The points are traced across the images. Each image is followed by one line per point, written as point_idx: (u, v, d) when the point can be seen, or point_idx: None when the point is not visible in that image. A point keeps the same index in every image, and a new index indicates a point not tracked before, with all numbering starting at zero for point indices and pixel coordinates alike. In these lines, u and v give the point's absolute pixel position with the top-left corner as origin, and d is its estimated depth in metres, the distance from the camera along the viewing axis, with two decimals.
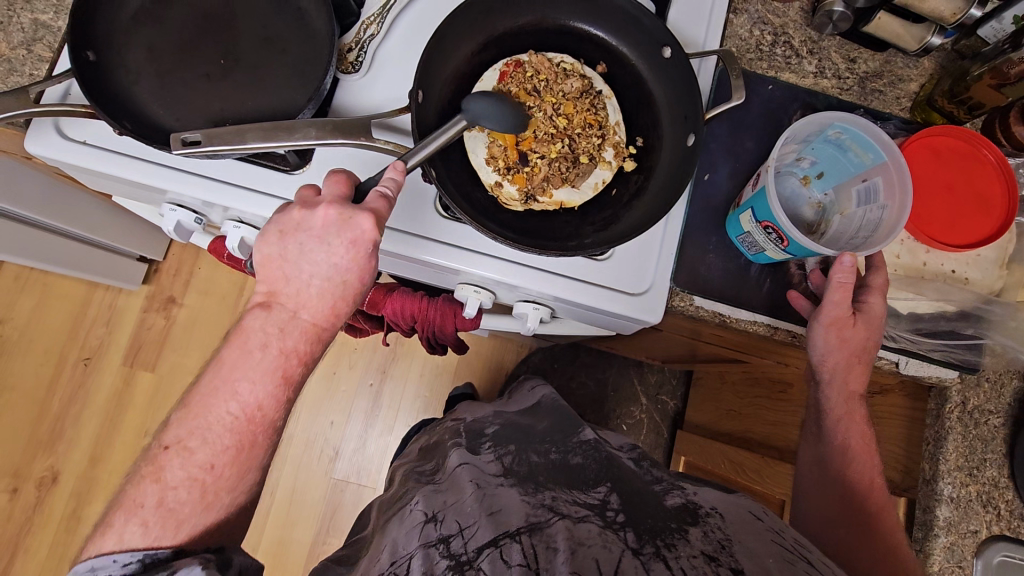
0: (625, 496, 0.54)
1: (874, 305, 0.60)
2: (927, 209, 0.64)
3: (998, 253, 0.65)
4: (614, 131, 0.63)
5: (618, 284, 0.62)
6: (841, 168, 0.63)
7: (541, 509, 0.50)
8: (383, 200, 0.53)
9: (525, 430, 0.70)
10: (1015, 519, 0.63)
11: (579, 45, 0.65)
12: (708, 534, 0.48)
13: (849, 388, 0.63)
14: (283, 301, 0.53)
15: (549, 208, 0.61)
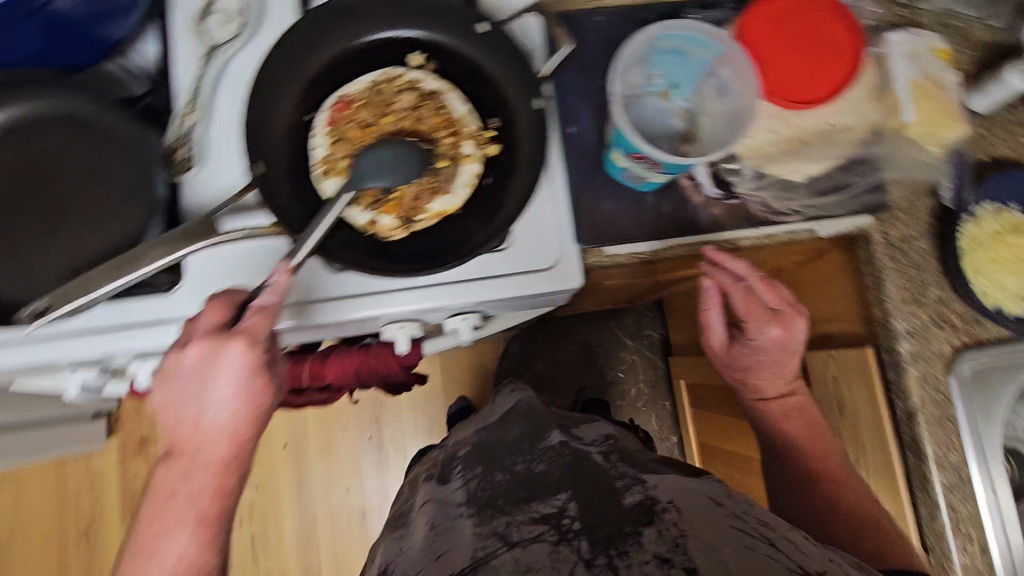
0: (582, 501, 0.54)
1: (761, 329, 0.67)
2: (788, 74, 0.62)
3: (867, 88, 0.64)
4: (464, 123, 0.61)
5: (530, 267, 0.61)
6: (689, 72, 0.62)
7: (488, 540, 0.52)
8: (262, 313, 0.49)
9: (494, 444, 0.71)
10: (972, 325, 0.65)
11: (399, 51, 0.61)
12: (662, 533, 0.50)
13: (763, 375, 0.72)
14: (183, 446, 0.49)
15: (432, 223, 0.59)
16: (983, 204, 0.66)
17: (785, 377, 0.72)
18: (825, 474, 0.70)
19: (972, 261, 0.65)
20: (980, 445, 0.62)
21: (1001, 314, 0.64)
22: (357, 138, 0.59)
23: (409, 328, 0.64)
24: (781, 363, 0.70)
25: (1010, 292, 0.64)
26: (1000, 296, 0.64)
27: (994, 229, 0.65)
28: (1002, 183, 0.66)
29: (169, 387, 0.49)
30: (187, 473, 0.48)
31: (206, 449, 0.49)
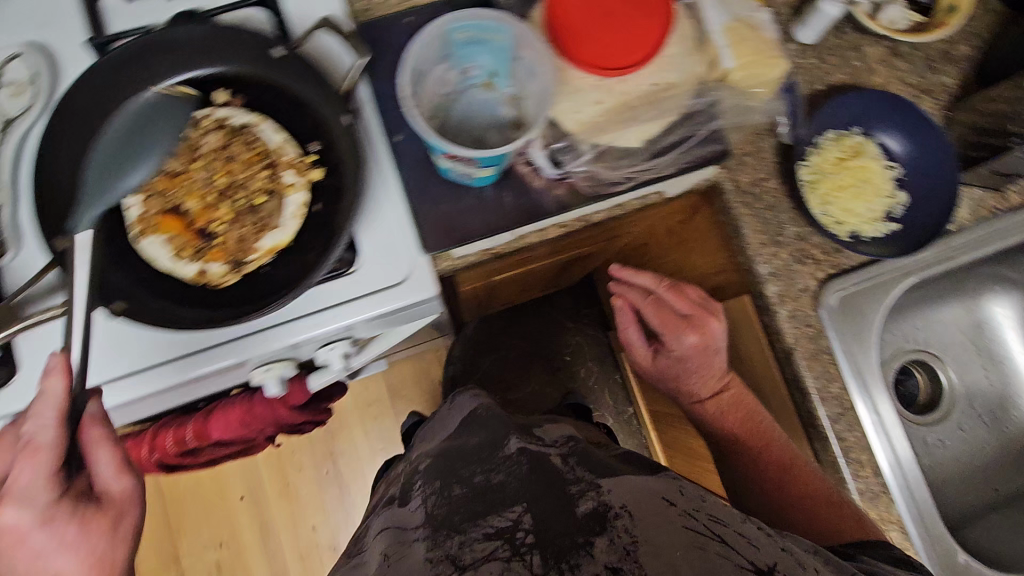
0: (537, 512, 0.50)
1: (679, 337, 0.66)
2: (601, 40, 0.60)
3: (687, 40, 0.62)
4: (282, 152, 0.58)
5: (382, 284, 0.61)
6: (501, 59, 0.60)
7: (440, 565, 0.48)
8: (27, 451, 0.44)
9: (454, 453, 0.65)
10: (833, 256, 0.66)
11: (195, 94, 0.58)
12: (614, 540, 0.47)
13: (691, 377, 0.69)
14: None
15: (265, 262, 0.57)
16: (817, 140, 0.67)
17: (714, 375, 0.68)
18: (773, 466, 0.64)
19: (819, 197, 0.66)
20: (855, 368, 0.64)
21: (858, 241, 0.65)
22: (169, 189, 0.57)
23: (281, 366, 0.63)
24: (708, 366, 0.68)
25: (862, 218, 0.65)
26: (853, 224, 0.65)
27: (831, 160, 0.66)
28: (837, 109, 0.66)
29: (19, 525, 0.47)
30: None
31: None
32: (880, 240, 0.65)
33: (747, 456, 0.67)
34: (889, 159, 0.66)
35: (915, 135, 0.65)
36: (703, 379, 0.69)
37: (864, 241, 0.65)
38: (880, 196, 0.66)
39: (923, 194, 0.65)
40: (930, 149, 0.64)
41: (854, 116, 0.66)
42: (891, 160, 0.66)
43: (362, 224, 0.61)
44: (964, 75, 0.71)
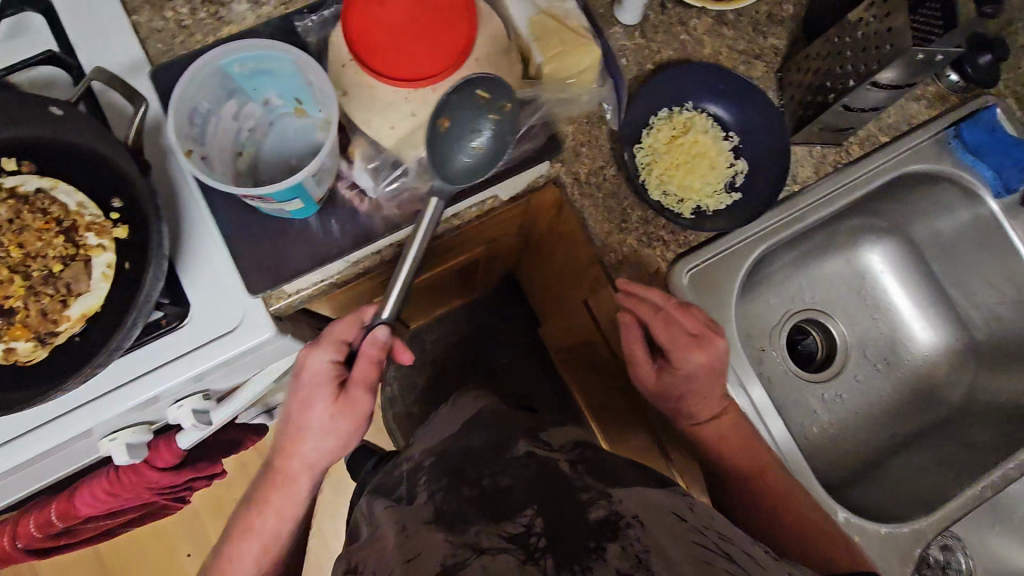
0: (548, 521, 0.45)
1: (687, 358, 0.61)
2: (405, 53, 0.57)
3: (496, 38, 0.60)
4: (82, 214, 0.55)
5: (212, 336, 0.58)
6: (296, 85, 0.55)
7: (460, 548, 0.42)
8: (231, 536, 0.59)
9: (460, 454, 0.61)
10: (678, 236, 0.65)
11: None
12: (626, 547, 0.41)
13: (699, 392, 0.63)
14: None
15: (75, 330, 0.53)
16: (652, 120, 0.68)
17: (716, 394, 0.64)
18: (757, 480, 0.64)
19: (660, 176, 0.67)
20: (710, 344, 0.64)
21: (701, 214, 0.66)
22: None
23: (125, 435, 0.61)
24: (716, 386, 0.63)
25: (704, 189, 0.67)
26: (698, 197, 0.67)
27: (667, 138, 0.68)
28: (663, 86, 0.67)
29: (302, 405, 0.59)
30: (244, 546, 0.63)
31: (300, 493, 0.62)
32: (722, 210, 0.67)
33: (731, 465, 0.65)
34: (722, 128, 0.69)
35: (739, 101, 0.67)
36: (710, 390, 0.63)
37: (708, 213, 0.66)
38: (718, 166, 0.68)
39: (755, 157, 0.67)
40: (754, 112, 0.67)
41: (681, 92, 0.68)
42: (723, 129, 0.69)
43: (187, 277, 0.59)
44: (792, 35, 0.71)
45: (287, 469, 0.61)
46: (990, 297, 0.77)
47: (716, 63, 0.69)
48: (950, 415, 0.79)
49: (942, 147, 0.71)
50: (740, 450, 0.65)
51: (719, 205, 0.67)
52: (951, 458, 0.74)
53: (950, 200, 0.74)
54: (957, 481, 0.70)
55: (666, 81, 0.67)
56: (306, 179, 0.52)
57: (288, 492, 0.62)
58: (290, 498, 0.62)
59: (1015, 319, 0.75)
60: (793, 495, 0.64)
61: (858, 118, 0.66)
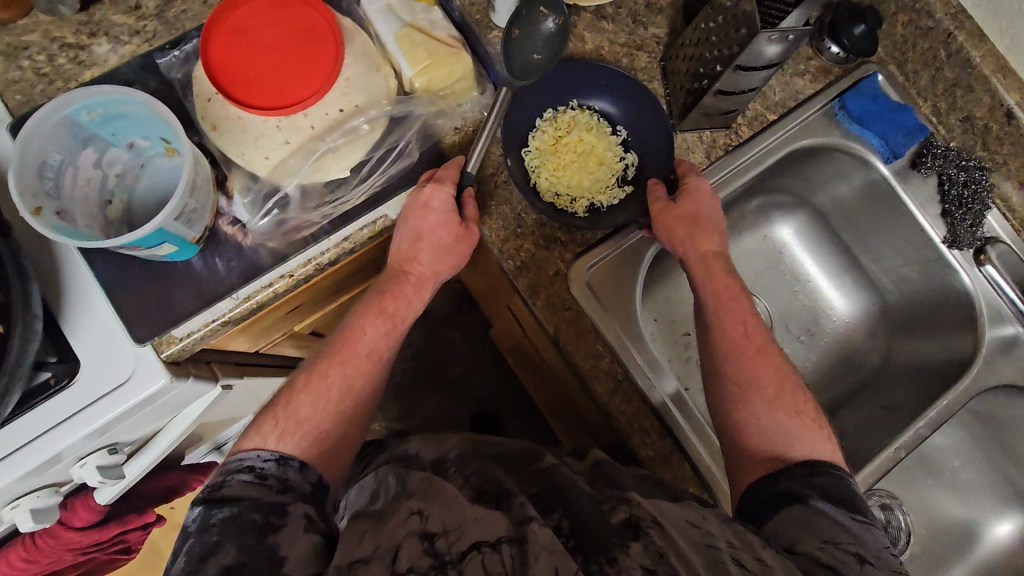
0: (571, 514, 0.48)
1: (699, 182, 0.64)
2: (271, 79, 0.55)
3: (365, 54, 0.59)
4: None
5: (103, 393, 0.56)
6: (152, 126, 0.54)
7: (519, 521, 0.46)
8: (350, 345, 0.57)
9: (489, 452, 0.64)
10: (575, 235, 0.66)
11: None
12: (648, 545, 0.43)
13: (691, 237, 0.62)
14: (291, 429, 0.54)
15: None
16: (537, 123, 0.68)
17: (717, 231, 0.64)
18: (759, 369, 0.57)
19: (554, 176, 0.66)
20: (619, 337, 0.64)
21: (597, 211, 0.67)
22: None
23: (29, 500, 0.59)
24: (707, 235, 0.63)
25: (598, 186, 0.67)
26: (591, 193, 0.67)
27: (555, 138, 0.68)
28: (540, 88, 0.67)
29: (425, 215, 0.60)
30: (333, 371, 0.57)
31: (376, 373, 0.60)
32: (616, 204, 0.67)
33: (719, 338, 0.59)
34: (609, 124, 0.69)
35: (619, 94, 0.68)
36: (697, 247, 0.63)
37: (602, 209, 0.67)
38: (610, 161, 0.68)
39: (644, 148, 0.68)
40: (636, 103, 0.67)
41: (562, 92, 0.68)
42: (611, 125, 0.69)
43: (73, 333, 0.56)
44: (672, 22, 0.71)
45: (396, 303, 0.61)
46: (894, 260, 0.78)
47: (598, 58, 0.69)
48: (871, 376, 0.80)
49: (829, 119, 0.73)
50: (737, 329, 0.59)
51: (613, 199, 0.67)
52: (873, 424, 0.75)
53: (843, 166, 0.75)
54: (876, 444, 0.71)
55: (541, 84, 0.67)
56: (162, 222, 0.50)
57: (399, 316, 0.61)
58: (382, 332, 0.60)
59: (919, 279, 0.76)
60: (796, 387, 0.57)
61: (740, 99, 0.66)
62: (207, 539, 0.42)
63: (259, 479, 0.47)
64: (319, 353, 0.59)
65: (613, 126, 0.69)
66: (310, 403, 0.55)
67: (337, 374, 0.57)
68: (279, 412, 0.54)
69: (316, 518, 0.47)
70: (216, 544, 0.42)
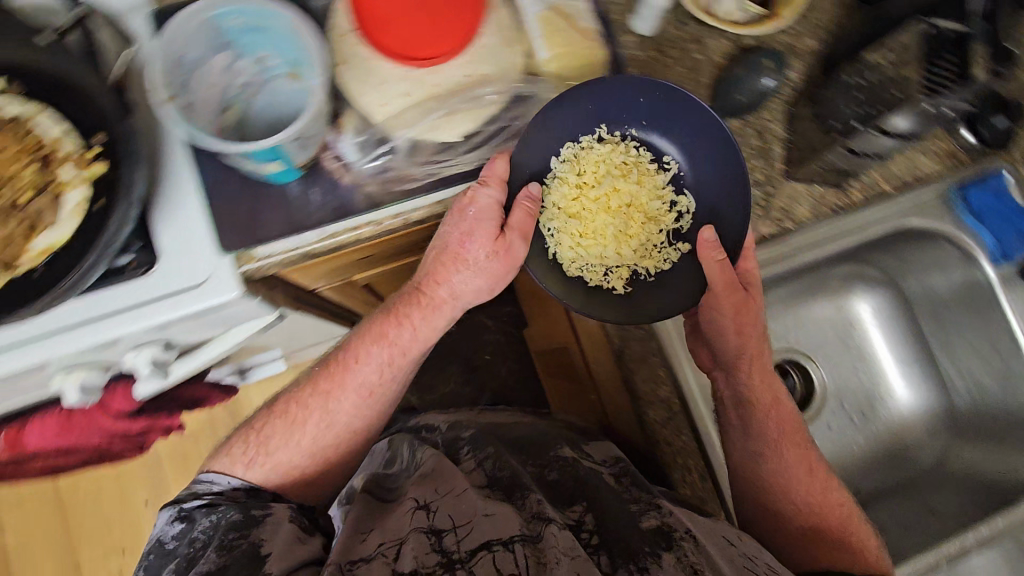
0: (597, 511, 0.64)
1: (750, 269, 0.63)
2: (407, 29, 0.56)
3: (502, 28, 0.60)
4: (58, 146, 0.55)
5: (179, 288, 0.57)
6: (290, 48, 0.55)
7: (533, 523, 0.59)
8: (333, 399, 0.67)
9: (497, 433, 0.81)
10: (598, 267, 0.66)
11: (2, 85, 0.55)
12: (680, 559, 0.55)
13: (748, 341, 0.62)
14: (275, 450, 0.67)
15: (38, 262, 0.53)
16: (555, 163, 0.64)
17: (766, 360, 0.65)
18: (832, 515, 0.61)
19: (583, 244, 0.66)
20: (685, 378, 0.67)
21: (642, 279, 0.66)
22: None
23: (80, 375, 0.60)
24: (761, 345, 0.63)
25: (641, 251, 0.66)
26: (635, 258, 0.66)
27: (579, 187, 0.65)
28: (569, 113, 0.61)
29: (462, 220, 0.59)
30: (313, 403, 0.67)
31: (350, 401, 0.67)
32: (634, 246, 0.66)
33: (785, 464, 0.62)
34: (653, 154, 0.66)
35: (675, 121, 0.62)
36: (763, 360, 0.64)
37: (647, 278, 0.66)
38: (656, 213, 0.66)
39: (695, 193, 0.65)
40: (700, 146, 0.62)
41: (601, 112, 0.63)
42: (653, 155, 0.66)
43: (160, 222, 0.58)
44: (808, 68, 0.69)
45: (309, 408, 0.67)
46: (973, 365, 0.75)
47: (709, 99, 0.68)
48: (920, 475, 0.77)
49: (946, 204, 0.71)
50: (798, 462, 0.62)
51: (662, 263, 0.66)
52: (913, 524, 0.72)
53: (946, 259, 0.73)
54: (916, 545, 0.68)
55: (591, 99, 0.61)
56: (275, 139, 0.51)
57: (402, 351, 0.66)
58: (378, 363, 0.66)
59: (996, 391, 0.73)
60: (855, 527, 0.61)
61: (860, 162, 0.66)
62: (190, 539, 0.60)
63: (218, 499, 0.65)
64: (320, 369, 0.69)
65: (657, 159, 0.66)
66: (281, 436, 0.67)
67: (317, 407, 0.67)
68: (251, 438, 0.68)
69: (304, 527, 0.65)
70: (199, 548, 0.59)
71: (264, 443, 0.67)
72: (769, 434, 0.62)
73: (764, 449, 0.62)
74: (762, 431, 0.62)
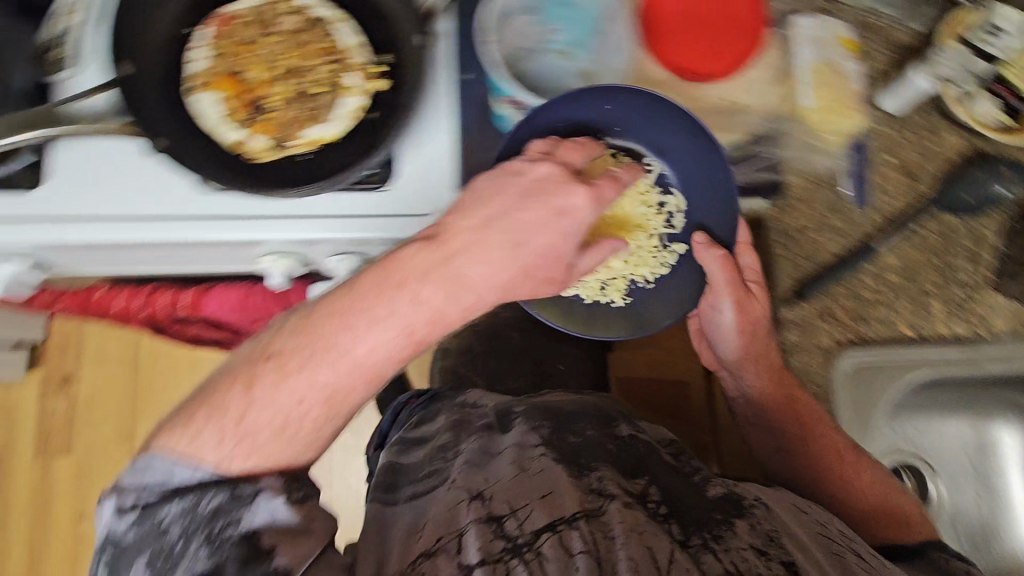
0: (663, 486, 0.54)
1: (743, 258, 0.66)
2: (688, 44, 0.61)
3: (768, 70, 0.63)
4: (350, 54, 0.58)
5: (411, 215, 0.60)
6: (585, 28, 0.60)
7: (594, 493, 0.50)
8: (275, 381, 0.46)
9: (557, 411, 0.63)
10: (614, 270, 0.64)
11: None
12: (755, 527, 0.51)
13: (750, 339, 0.68)
14: (215, 450, 0.45)
15: (304, 151, 0.57)
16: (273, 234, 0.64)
17: (771, 358, 0.69)
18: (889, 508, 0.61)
19: None
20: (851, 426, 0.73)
21: (639, 288, 0.64)
22: (234, 55, 0.57)
23: (288, 264, 0.64)
24: (757, 335, 0.68)
25: (637, 259, 0.64)
26: (632, 267, 0.64)
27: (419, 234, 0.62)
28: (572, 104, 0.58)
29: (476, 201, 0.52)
30: (232, 404, 0.46)
31: (340, 369, 0.47)
32: (638, 249, 0.63)
33: (816, 458, 0.65)
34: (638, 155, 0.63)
35: (656, 127, 0.61)
36: (764, 350, 0.68)
37: (645, 284, 0.64)
38: (643, 219, 0.64)
39: (687, 194, 0.64)
40: (681, 138, 0.60)
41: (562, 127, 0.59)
42: (633, 161, 0.63)
43: (405, 144, 0.60)
44: None
45: (299, 360, 0.47)
46: None
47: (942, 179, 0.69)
48: None
49: None
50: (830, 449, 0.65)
51: (661, 267, 0.65)
52: None
53: None
54: None
55: (554, 114, 0.58)
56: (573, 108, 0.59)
57: (418, 329, 0.49)
58: (322, 364, 0.47)
59: None
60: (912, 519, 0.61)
61: None
62: (152, 533, 0.44)
63: (157, 494, 0.45)
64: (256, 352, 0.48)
65: (637, 164, 0.63)
66: (212, 439, 0.45)
67: (239, 400, 0.46)
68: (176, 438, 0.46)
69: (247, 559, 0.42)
70: (176, 551, 0.43)
71: (189, 444, 0.46)
72: (782, 424, 0.68)
73: (782, 435, 0.67)
74: (779, 425, 0.68)
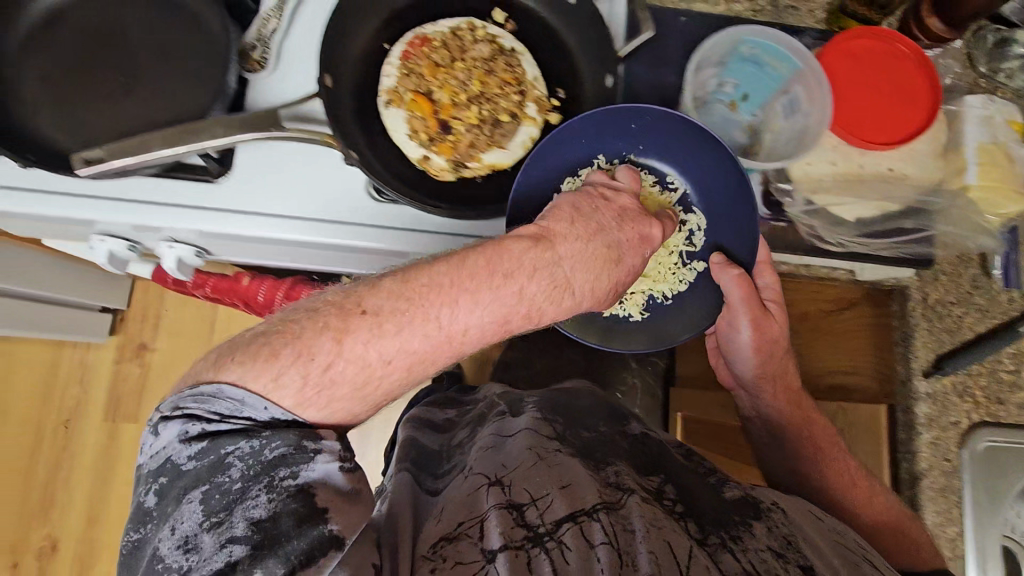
0: (679, 485, 0.50)
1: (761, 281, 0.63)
2: (854, 111, 0.61)
3: (933, 144, 0.63)
4: (533, 86, 0.61)
5: None
6: (762, 87, 0.63)
7: (610, 487, 0.46)
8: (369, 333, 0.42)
9: (568, 404, 0.63)
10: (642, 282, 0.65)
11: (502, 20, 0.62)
12: (772, 530, 0.45)
13: (774, 364, 0.64)
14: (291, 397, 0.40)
15: (481, 173, 0.59)
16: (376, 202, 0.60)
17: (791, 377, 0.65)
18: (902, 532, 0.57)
19: None
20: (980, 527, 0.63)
21: (659, 304, 0.64)
22: (427, 74, 0.59)
23: None
24: (780, 358, 0.64)
25: (656, 274, 0.64)
26: (650, 283, 0.64)
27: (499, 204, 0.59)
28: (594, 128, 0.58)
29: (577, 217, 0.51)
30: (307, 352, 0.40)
31: (432, 338, 0.44)
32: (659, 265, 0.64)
33: (823, 480, 0.60)
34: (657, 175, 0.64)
35: (673, 147, 0.61)
36: (788, 372, 0.65)
37: (665, 301, 0.64)
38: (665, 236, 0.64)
39: (713, 217, 0.63)
40: (708, 155, 0.59)
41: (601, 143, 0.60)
42: (656, 178, 0.64)
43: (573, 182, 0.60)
44: None
45: (397, 321, 0.43)
46: None
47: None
48: None
49: None
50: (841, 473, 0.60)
51: (679, 285, 0.64)
52: None
53: None
54: None
55: (603, 123, 0.58)
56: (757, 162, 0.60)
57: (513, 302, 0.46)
58: (412, 320, 0.43)
59: None
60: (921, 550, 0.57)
61: None
62: (206, 464, 0.37)
63: (217, 421, 0.39)
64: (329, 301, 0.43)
65: (660, 181, 0.64)
66: (291, 384, 0.40)
67: (300, 355, 0.41)
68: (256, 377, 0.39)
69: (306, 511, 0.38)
70: (235, 496, 0.37)
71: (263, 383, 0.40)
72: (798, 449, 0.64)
73: (795, 461, 0.63)
74: (795, 449, 0.63)
